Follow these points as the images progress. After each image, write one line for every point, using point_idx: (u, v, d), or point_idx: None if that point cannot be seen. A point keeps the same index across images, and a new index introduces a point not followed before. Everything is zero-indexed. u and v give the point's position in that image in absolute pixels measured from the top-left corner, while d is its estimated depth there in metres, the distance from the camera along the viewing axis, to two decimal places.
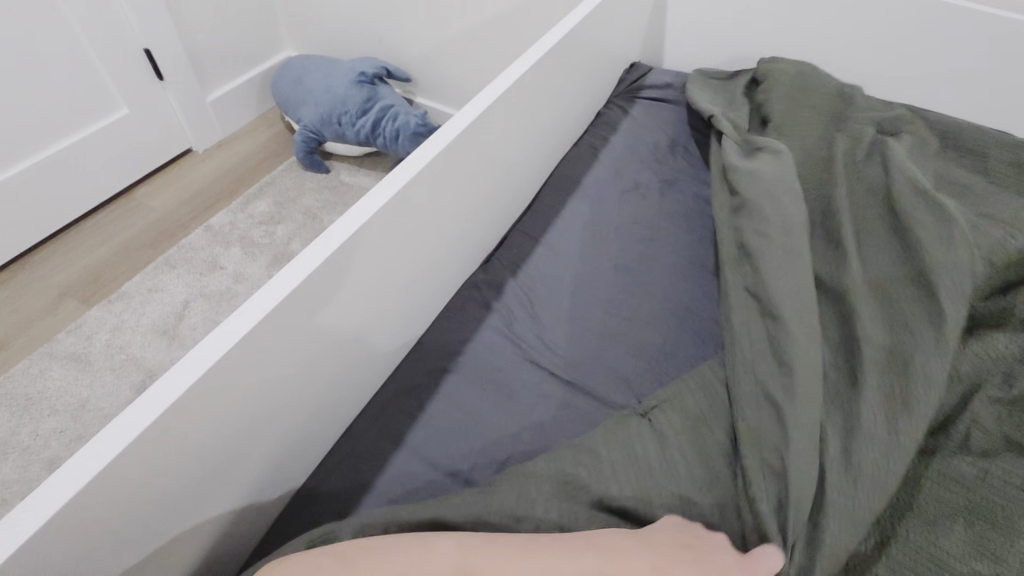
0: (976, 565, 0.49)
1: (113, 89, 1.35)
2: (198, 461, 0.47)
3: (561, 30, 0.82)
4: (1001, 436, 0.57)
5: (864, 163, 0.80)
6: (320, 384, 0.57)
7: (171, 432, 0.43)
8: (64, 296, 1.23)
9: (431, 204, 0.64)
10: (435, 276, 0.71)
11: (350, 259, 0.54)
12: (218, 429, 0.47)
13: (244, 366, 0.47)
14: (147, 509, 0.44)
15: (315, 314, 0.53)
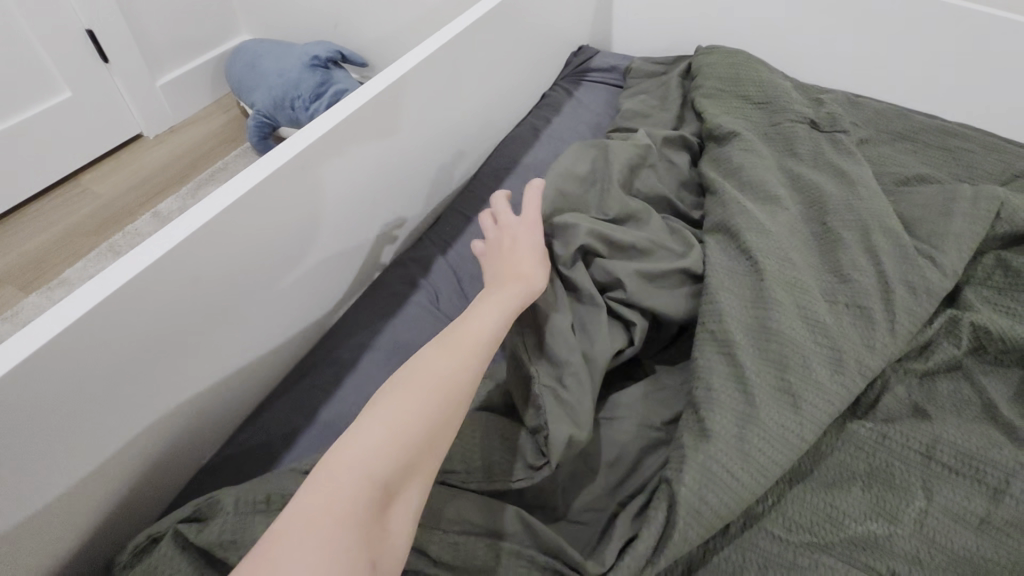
0: (872, 526, 0.50)
1: (54, 70, 1.31)
2: (71, 428, 0.45)
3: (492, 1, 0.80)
4: (905, 403, 0.59)
5: (789, 147, 0.82)
6: (216, 352, 0.56)
7: (31, 400, 0.41)
8: (3, 282, 1.20)
9: (339, 173, 0.63)
10: (348, 248, 0.70)
11: (247, 220, 0.54)
12: (90, 401, 0.46)
13: (120, 328, 0.46)
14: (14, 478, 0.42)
15: (204, 278, 0.52)
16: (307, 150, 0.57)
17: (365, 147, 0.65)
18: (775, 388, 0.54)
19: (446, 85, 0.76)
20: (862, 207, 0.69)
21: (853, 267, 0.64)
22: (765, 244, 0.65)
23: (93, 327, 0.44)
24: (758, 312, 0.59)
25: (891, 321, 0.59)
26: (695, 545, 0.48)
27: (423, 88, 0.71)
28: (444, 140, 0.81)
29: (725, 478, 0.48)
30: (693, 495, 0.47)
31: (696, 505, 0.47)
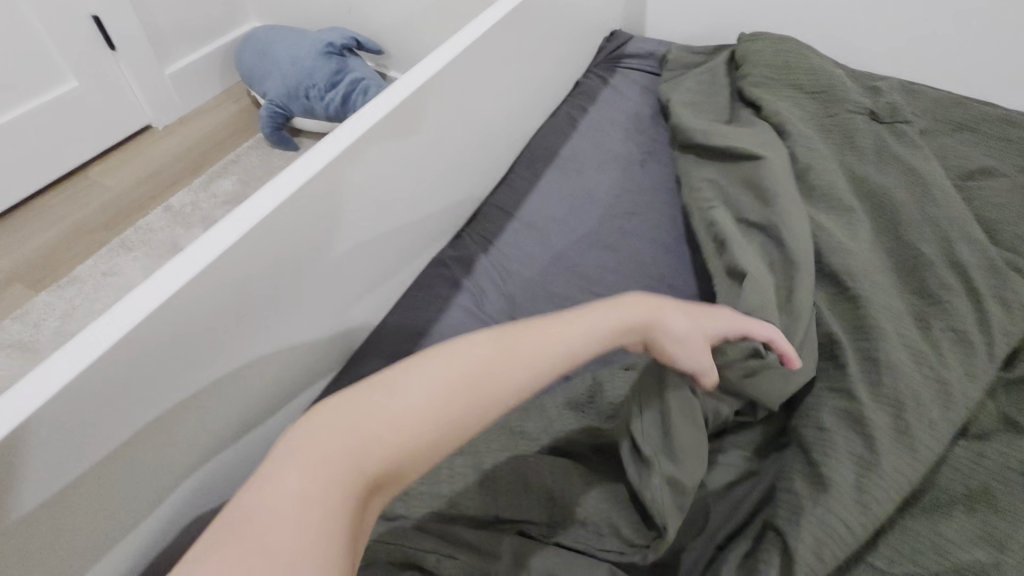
0: (980, 554, 0.45)
1: (60, 59, 1.25)
2: (100, 467, 0.41)
3: None
4: (995, 416, 0.54)
5: (845, 144, 0.77)
6: (247, 371, 0.52)
7: (61, 439, 0.38)
8: (12, 280, 1.15)
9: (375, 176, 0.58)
10: (387, 253, 0.65)
11: (284, 232, 0.49)
12: (124, 434, 0.42)
13: (153, 355, 0.42)
14: (47, 522, 0.39)
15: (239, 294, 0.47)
16: (344, 155, 0.52)
17: (403, 145, 0.60)
18: (884, 424, 0.50)
19: (486, 73, 0.70)
20: (940, 213, 0.65)
21: (941, 284, 0.59)
22: (857, 267, 0.61)
23: (123, 358, 0.40)
24: (860, 347, 0.56)
25: (987, 340, 0.55)
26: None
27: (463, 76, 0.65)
28: (483, 132, 0.76)
29: (836, 523, 0.45)
30: (808, 549, 0.45)
31: (812, 556, 0.44)
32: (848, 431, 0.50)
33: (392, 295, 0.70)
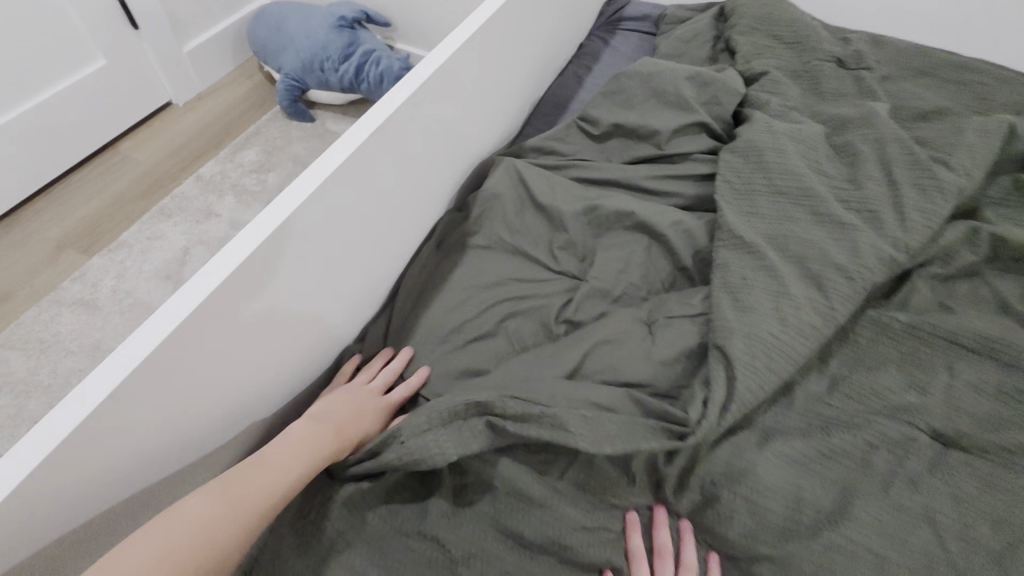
0: (908, 396, 0.59)
1: (88, 39, 1.33)
2: (226, 363, 0.50)
3: None
4: (932, 300, 0.68)
5: (814, 90, 0.89)
6: (320, 306, 0.59)
7: (201, 337, 0.45)
8: (62, 248, 1.25)
9: (323, 236, 0.54)
10: (345, 295, 0.62)
11: (365, 168, 0.56)
12: (242, 338, 0.50)
13: (272, 271, 0.50)
14: (191, 403, 0.49)
15: (306, 251, 0.53)
16: (284, 227, 0.48)
17: (363, 191, 0.57)
18: (819, 285, 0.62)
19: (524, 27, 0.79)
20: (881, 122, 0.76)
21: (867, 173, 0.71)
22: (783, 160, 0.71)
23: (249, 273, 0.47)
24: (780, 226, 0.67)
25: (900, 217, 0.67)
26: (758, 402, 0.56)
27: (504, 25, 0.73)
28: (516, 84, 0.85)
29: (794, 362, 0.57)
30: (776, 375, 0.56)
31: (749, 359, 0.55)
32: (772, 277, 0.61)
33: (429, 237, 0.75)
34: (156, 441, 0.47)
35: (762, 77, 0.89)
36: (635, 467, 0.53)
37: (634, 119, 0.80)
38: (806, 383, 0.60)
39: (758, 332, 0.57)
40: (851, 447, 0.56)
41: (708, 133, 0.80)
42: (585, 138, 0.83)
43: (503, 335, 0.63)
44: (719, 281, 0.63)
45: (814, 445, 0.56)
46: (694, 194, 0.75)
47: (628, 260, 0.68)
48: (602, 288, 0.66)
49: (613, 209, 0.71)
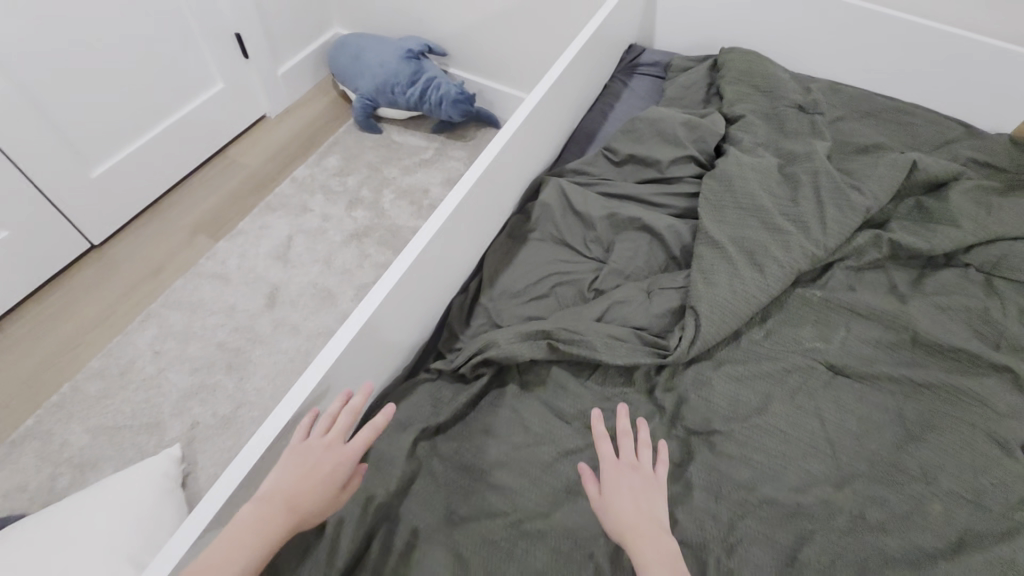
0: (816, 342, 0.92)
1: (212, 67, 1.65)
2: (405, 316, 0.83)
3: (591, 30, 1.18)
4: (843, 283, 0.99)
5: (779, 130, 1.20)
6: (446, 282, 0.93)
7: (399, 295, 0.79)
8: (195, 233, 1.58)
9: (452, 236, 0.88)
10: (442, 292, 0.93)
11: (475, 193, 0.91)
12: (413, 300, 0.84)
13: (430, 257, 0.84)
14: (387, 340, 0.81)
15: (445, 246, 0.87)
16: (420, 253, 0.81)
17: (459, 226, 0.89)
18: (763, 268, 0.93)
19: (564, 89, 1.14)
20: (817, 158, 1.07)
21: (803, 196, 1.02)
22: (745, 185, 1.03)
23: (421, 257, 0.81)
24: (739, 229, 0.99)
25: (822, 226, 0.99)
26: (715, 341, 0.88)
27: (550, 94, 1.08)
28: (557, 124, 1.19)
29: (739, 316, 0.89)
30: (728, 323, 0.88)
31: (710, 312, 0.87)
32: (731, 262, 0.93)
33: (501, 232, 1.07)
34: (371, 362, 0.80)
35: (740, 119, 1.20)
36: (636, 377, 0.85)
37: (642, 151, 1.13)
38: (750, 332, 0.92)
39: (717, 297, 0.89)
40: (774, 370, 0.87)
41: (695, 162, 1.12)
42: (607, 163, 1.15)
43: (552, 295, 0.96)
44: (695, 265, 0.95)
45: (749, 368, 0.87)
46: (684, 204, 1.08)
47: (635, 250, 1.01)
48: (617, 268, 0.99)
49: (628, 216, 1.03)
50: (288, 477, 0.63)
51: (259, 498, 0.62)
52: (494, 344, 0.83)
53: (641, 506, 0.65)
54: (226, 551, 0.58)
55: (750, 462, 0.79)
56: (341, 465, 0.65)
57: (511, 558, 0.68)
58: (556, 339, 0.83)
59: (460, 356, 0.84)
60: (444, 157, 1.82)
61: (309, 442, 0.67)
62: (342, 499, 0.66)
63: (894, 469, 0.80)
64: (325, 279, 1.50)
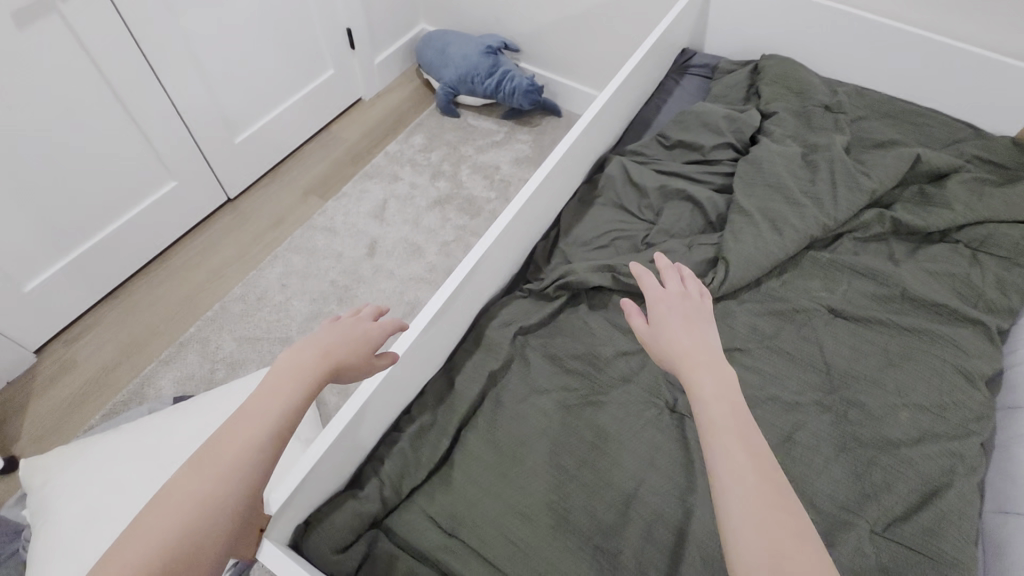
0: (822, 293, 1.17)
1: (327, 56, 1.97)
2: (507, 250, 1.12)
3: (653, 39, 1.45)
4: (849, 250, 1.24)
5: (807, 125, 1.43)
6: (533, 230, 1.21)
7: (506, 234, 1.08)
8: (307, 194, 1.91)
9: (541, 194, 1.17)
10: (530, 238, 1.21)
11: (559, 163, 1.19)
12: (514, 240, 1.13)
13: (528, 209, 1.13)
14: (495, 267, 1.11)
15: (536, 202, 1.16)
16: (522, 205, 1.10)
17: (547, 187, 1.18)
18: (782, 233, 1.19)
19: (629, 86, 1.41)
20: (835, 149, 1.31)
21: (818, 179, 1.27)
22: (772, 167, 1.28)
23: (521, 209, 1.11)
24: (765, 202, 1.24)
25: (831, 203, 1.24)
26: (739, 284, 1.15)
27: (619, 90, 1.35)
28: (621, 113, 1.45)
29: (758, 266, 1.15)
30: (749, 270, 1.14)
31: (736, 262, 1.14)
32: (756, 227, 1.19)
33: (573, 198, 1.35)
34: (484, 283, 1.09)
35: (774, 115, 1.44)
36: None
37: (689, 137, 1.39)
38: (768, 282, 1.19)
39: (740, 251, 1.16)
40: (784, 310, 1.13)
41: (733, 148, 1.37)
42: (660, 147, 1.42)
43: (612, 244, 1.24)
44: (728, 228, 1.21)
45: (765, 307, 1.14)
46: (722, 181, 1.33)
47: (680, 215, 1.28)
48: (666, 227, 1.26)
49: (675, 188, 1.29)
50: (327, 339, 0.80)
51: (302, 350, 0.77)
52: (571, 274, 1.12)
53: (682, 331, 0.83)
54: (276, 389, 0.73)
55: (760, 370, 1.06)
56: (370, 332, 0.84)
57: (582, 415, 0.97)
58: (617, 273, 1.11)
59: (545, 282, 1.13)
60: (513, 140, 2.10)
61: (345, 320, 0.85)
62: (374, 363, 0.83)
63: (873, 385, 1.04)
64: (414, 236, 1.81)
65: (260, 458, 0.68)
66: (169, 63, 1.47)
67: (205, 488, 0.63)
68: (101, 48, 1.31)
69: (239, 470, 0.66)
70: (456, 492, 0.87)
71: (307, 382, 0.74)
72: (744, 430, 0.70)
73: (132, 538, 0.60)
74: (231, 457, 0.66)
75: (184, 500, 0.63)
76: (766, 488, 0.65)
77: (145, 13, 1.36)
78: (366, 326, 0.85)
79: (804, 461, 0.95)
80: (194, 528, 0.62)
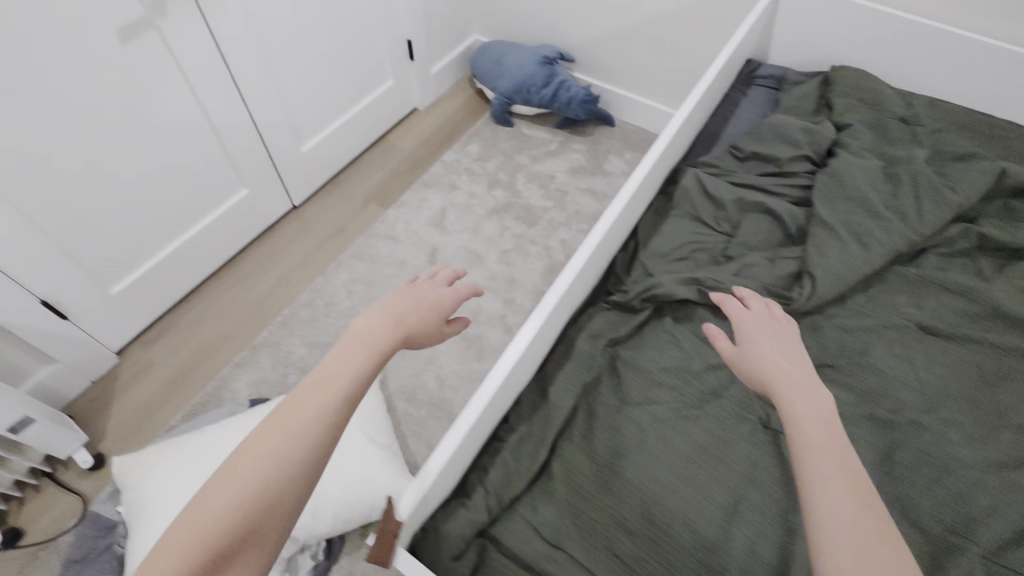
0: (910, 309, 1.15)
1: (388, 67, 2.00)
2: (594, 264, 1.13)
3: (726, 52, 1.45)
4: (936, 266, 1.22)
5: (884, 137, 1.42)
6: (615, 244, 1.22)
7: (595, 248, 1.09)
8: (368, 202, 1.95)
9: (626, 209, 1.17)
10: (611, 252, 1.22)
11: (642, 178, 1.20)
12: (601, 254, 1.14)
13: (614, 224, 1.14)
14: (583, 282, 1.12)
15: (622, 217, 1.16)
16: (612, 220, 1.10)
17: (632, 202, 1.18)
18: (868, 248, 1.18)
19: (703, 99, 1.41)
20: (918, 163, 1.29)
21: (901, 193, 1.26)
22: (854, 181, 1.26)
23: (610, 224, 1.11)
24: (848, 215, 1.23)
25: (916, 218, 1.22)
26: (826, 299, 1.14)
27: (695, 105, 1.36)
28: (693, 126, 1.46)
29: (844, 280, 1.14)
30: (836, 285, 1.13)
31: (823, 277, 1.14)
32: (841, 241, 1.18)
33: (648, 211, 1.35)
34: (573, 296, 1.10)
35: (849, 126, 1.43)
36: None
37: (764, 150, 1.38)
38: (854, 297, 1.17)
39: (826, 265, 1.15)
40: (873, 326, 1.12)
41: (809, 160, 1.36)
42: (734, 159, 1.42)
43: (693, 257, 1.24)
44: (811, 242, 1.20)
45: (852, 323, 1.13)
46: (800, 194, 1.33)
47: (759, 228, 1.27)
48: (747, 241, 1.25)
49: (754, 201, 1.29)
50: (400, 302, 0.84)
51: (377, 313, 0.80)
52: (657, 288, 1.12)
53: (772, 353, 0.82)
54: (356, 346, 0.75)
55: (852, 387, 1.05)
56: (442, 297, 0.86)
57: (678, 428, 0.96)
58: (704, 286, 1.12)
59: (630, 295, 1.14)
60: (568, 149, 2.12)
61: (418, 285, 0.88)
62: (443, 331, 0.85)
63: (970, 405, 1.02)
64: (474, 244, 1.83)
65: (339, 412, 0.69)
66: (247, 74, 1.51)
67: (290, 436, 0.65)
68: (191, 62, 1.36)
69: (318, 425, 0.67)
70: (557, 503, 0.89)
71: (383, 342, 0.77)
72: (838, 454, 0.67)
73: (214, 489, 0.62)
74: (307, 417, 0.67)
75: (265, 450, 0.65)
76: (863, 518, 0.61)
77: (231, 30, 1.40)
78: (436, 290, 0.87)
79: (906, 481, 0.94)
80: (276, 476, 0.63)
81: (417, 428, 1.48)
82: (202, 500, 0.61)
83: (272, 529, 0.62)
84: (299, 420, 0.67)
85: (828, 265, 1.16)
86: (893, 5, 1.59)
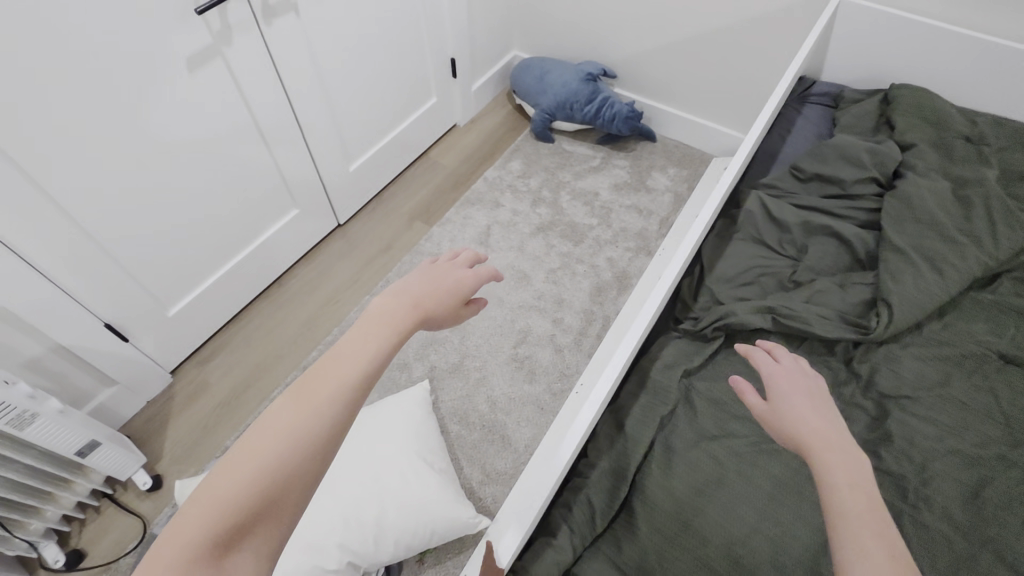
0: (990, 337, 1.11)
1: (431, 85, 2.01)
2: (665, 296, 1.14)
3: (788, 78, 1.44)
4: (1015, 291, 1.17)
5: (951, 155, 1.37)
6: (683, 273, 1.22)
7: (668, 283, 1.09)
8: (412, 219, 1.95)
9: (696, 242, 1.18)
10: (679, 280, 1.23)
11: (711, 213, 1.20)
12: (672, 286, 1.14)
13: (685, 258, 1.14)
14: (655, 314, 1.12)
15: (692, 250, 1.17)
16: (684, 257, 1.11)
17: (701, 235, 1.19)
18: (943, 273, 1.14)
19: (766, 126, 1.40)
20: (991, 184, 1.25)
21: (975, 217, 1.22)
22: (925, 203, 1.23)
23: (682, 260, 1.13)
24: (920, 239, 1.19)
25: (993, 243, 1.18)
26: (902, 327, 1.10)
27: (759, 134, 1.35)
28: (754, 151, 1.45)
29: (920, 306, 1.10)
30: (913, 312, 1.10)
31: (899, 303, 1.10)
32: (915, 266, 1.15)
33: (711, 237, 1.36)
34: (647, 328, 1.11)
35: (913, 146, 1.39)
36: (838, 349, 1.11)
37: (827, 171, 1.36)
38: (929, 323, 1.14)
39: (901, 291, 1.11)
40: (951, 356, 1.08)
41: (874, 182, 1.33)
42: (795, 182, 1.41)
43: (759, 281, 1.22)
44: (882, 266, 1.17)
45: (929, 352, 1.09)
46: (866, 216, 1.30)
47: (826, 252, 1.24)
48: (814, 265, 1.23)
49: (820, 224, 1.26)
50: (418, 282, 0.74)
51: (393, 294, 0.70)
52: (730, 317, 1.12)
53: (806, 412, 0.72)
54: (371, 327, 0.65)
55: (936, 421, 1.00)
56: (464, 277, 0.77)
57: (759, 463, 0.92)
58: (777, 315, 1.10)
59: (701, 325, 1.14)
60: (610, 165, 2.10)
61: (440, 266, 0.79)
62: (459, 314, 0.76)
63: None
64: (520, 263, 1.82)
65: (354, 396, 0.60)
66: (302, 97, 1.51)
67: (302, 420, 0.57)
68: (249, 85, 1.36)
69: (335, 409, 0.59)
70: (641, 543, 0.88)
71: (399, 322, 0.67)
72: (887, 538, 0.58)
73: (215, 477, 0.54)
74: (325, 399, 0.58)
75: (275, 433, 0.56)
76: None
77: (290, 55, 1.41)
78: (456, 270, 0.78)
79: (998, 522, 0.89)
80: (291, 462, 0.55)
81: (471, 451, 1.47)
82: (202, 491, 0.53)
83: (282, 523, 0.55)
84: (310, 404, 0.58)
85: (902, 291, 1.12)
86: (955, 21, 1.55)
